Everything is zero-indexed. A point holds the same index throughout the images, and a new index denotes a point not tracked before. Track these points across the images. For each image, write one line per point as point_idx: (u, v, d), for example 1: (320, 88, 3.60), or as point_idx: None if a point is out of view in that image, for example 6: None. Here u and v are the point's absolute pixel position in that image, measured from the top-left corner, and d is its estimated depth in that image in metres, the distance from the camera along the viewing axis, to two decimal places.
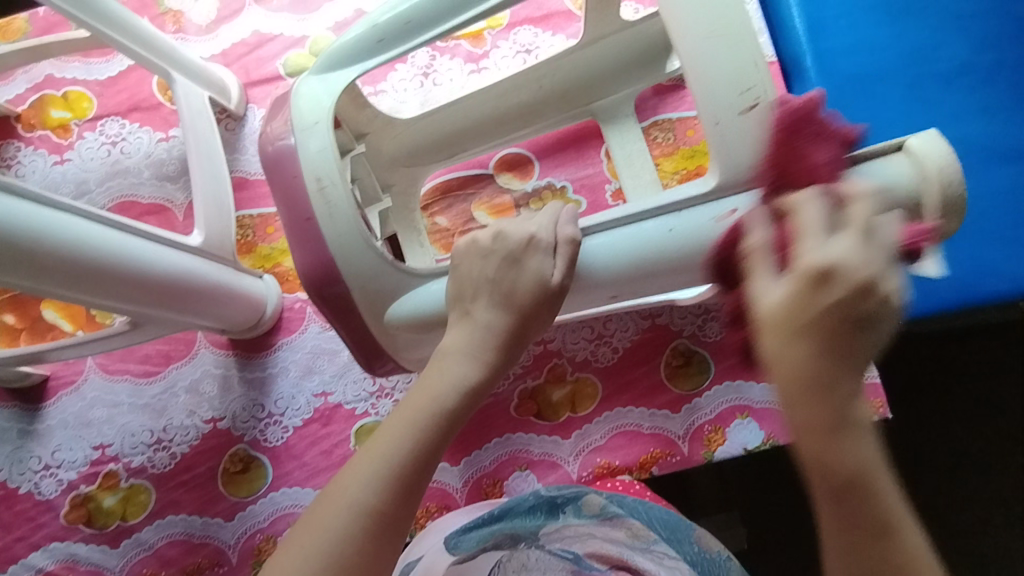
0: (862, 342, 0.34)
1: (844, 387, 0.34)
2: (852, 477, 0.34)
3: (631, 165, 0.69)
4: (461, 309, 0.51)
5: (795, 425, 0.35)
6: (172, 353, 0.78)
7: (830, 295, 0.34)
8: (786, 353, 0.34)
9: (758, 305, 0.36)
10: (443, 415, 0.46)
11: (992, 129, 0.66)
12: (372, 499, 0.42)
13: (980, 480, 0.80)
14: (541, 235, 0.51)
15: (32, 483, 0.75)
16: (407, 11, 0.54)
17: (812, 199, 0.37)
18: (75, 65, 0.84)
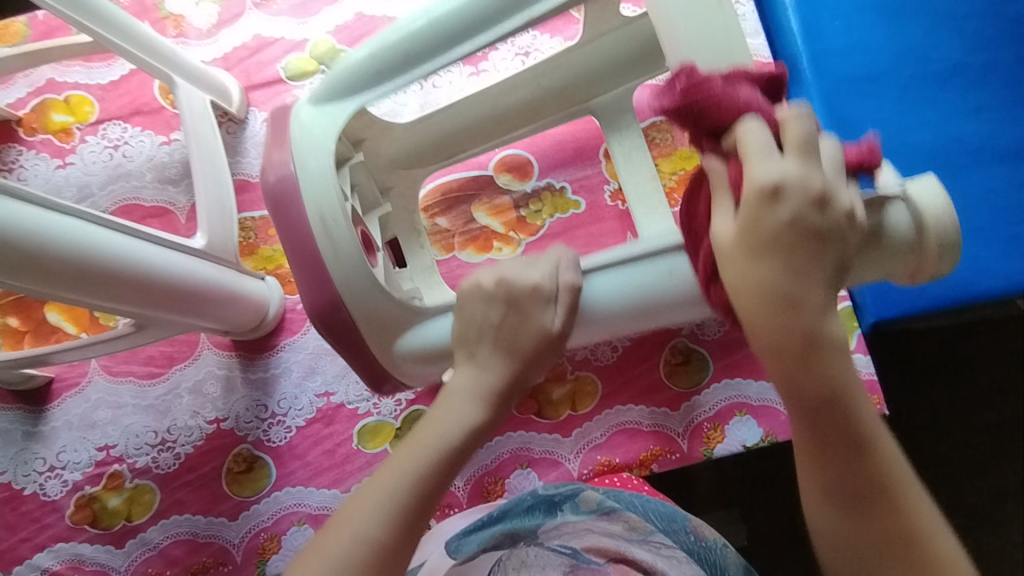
0: (813, 254, 0.42)
1: (806, 306, 0.42)
2: (825, 393, 0.43)
3: (631, 162, 0.70)
4: (468, 351, 0.54)
5: (763, 352, 0.43)
6: (176, 354, 0.78)
7: (779, 211, 0.41)
8: (750, 279, 0.42)
9: (720, 232, 0.43)
10: (448, 453, 0.50)
11: (986, 128, 0.67)
12: (373, 533, 0.46)
13: (975, 473, 0.82)
14: (544, 283, 0.53)
15: (37, 484, 0.76)
16: (404, 43, 0.55)
17: (753, 123, 0.41)
18: (77, 70, 0.85)
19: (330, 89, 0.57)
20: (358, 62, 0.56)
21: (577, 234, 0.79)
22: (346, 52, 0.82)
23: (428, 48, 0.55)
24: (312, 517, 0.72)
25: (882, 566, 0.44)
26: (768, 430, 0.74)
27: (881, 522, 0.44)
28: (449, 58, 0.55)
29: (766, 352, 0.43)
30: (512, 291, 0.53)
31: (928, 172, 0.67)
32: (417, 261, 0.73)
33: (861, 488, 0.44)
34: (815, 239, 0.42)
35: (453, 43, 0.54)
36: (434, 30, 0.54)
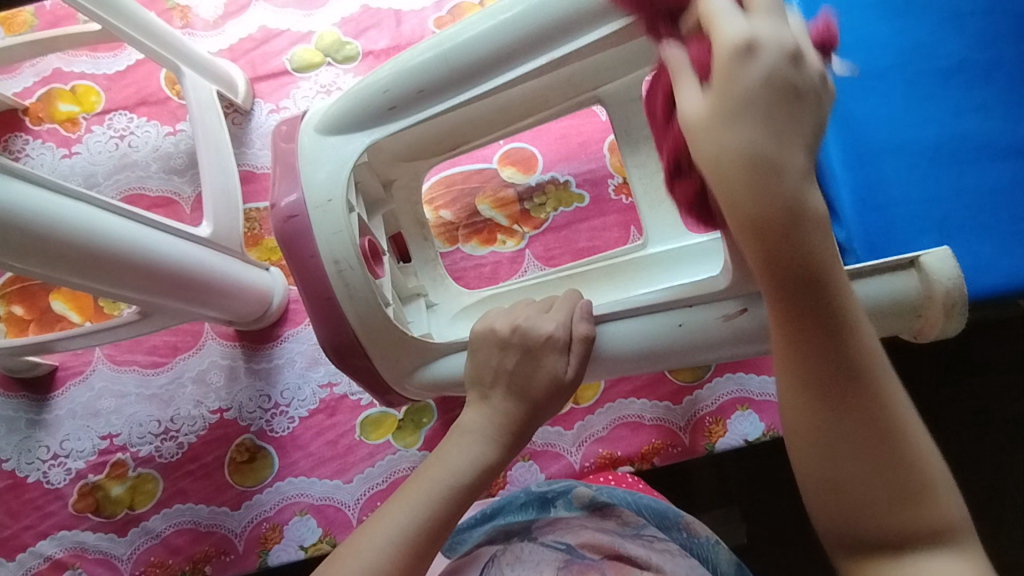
0: (792, 113, 0.37)
1: (789, 169, 0.37)
2: (808, 264, 0.37)
3: (637, 151, 0.72)
4: (480, 392, 0.52)
5: (740, 221, 0.37)
6: (179, 344, 0.79)
7: (752, 68, 0.37)
8: (727, 146, 0.37)
9: (684, 106, 0.38)
10: (460, 489, 0.47)
11: (990, 125, 0.68)
12: (379, 564, 0.44)
13: (977, 472, 0.81)
14: (557, 334, 0.52)
15: (41, 472, 0.76)
16: (416, 80, 0.55)
17: None
18: (84, 60, 0.85)
19: (337, 108, 0.58)
20: (369, 95, 0.57)
21: (580, 228, 0.79)
22: (352, 43, 0.83)
23: (439, 85, 0.55)
24: (314, 507, 0.72)
25: (862, 474, 0.38)
26: (769, 424, 0.74)
27: (865, 427, 0.38)
28: (463, 96, 0.55)
29: (743, 215, 0.37)
30: (526, 339, 0.52)
31: (931, 167, 0.67)
32: (421, 255, 0.75)
33: (838, 372, 0.38)
34: (793, 96, 0.37)
35: (466, 81, 0.55)
36: (448, 68, 0.55)
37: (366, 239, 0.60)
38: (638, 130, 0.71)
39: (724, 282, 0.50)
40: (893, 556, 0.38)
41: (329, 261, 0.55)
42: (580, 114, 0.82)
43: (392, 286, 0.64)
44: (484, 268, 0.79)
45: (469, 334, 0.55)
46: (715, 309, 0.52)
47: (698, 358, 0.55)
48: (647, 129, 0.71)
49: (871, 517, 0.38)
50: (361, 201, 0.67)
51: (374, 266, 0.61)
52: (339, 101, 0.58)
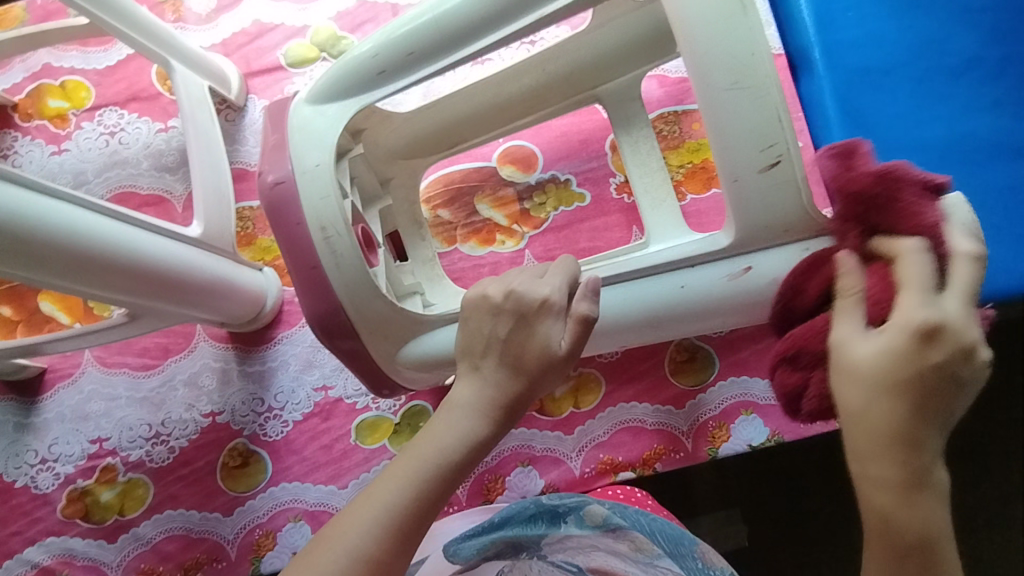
0: (944, 403, 0.37)
1: (926, 450, 0.37)
2: (916, 534, 0.38)
3: (638, 152, 0.69)
4: (471, 363, 0.47)
5: (865, 475, 0.39)
6: (171, 346, 0.77)
7: (930, 354, 0.36)
8: (873, 410, 0.38)
9: (843, 352, 0.39)
10: (449, 468, 0.43)
11: (1002, 123, 0.66)
12: (365, 547, 0.40)
13: (982, 478, 0.80)
14: (554, 297, 0.46)
15: (29, 476, 0.74)
16: (408, 43, 0.54)
17: (917, 251, 0.39)
18: (74, 54, 0.83)
19: (326, 87, 0.56)
20: (359, 59, 0.55)
21: (580, 228, 0.77)
22: (348, 38, 0.81)
23: (431, 46, 0.53)
24: (308, 513, 0.71)
25: None
26: (774, 429, 0.71)
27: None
28: (453, 58, 0.54)
29: (869, 474, 0.38)
30: (521, 304, 0.47)
31: (939, 167, 0.65)
32: (418, 253, 0.71)
33: None
34: (952, 391, 0.37)
35: (456, 43, 0.53)
36: (437, 29, 0.53)
37: (360, 226, 0.61)
38: (640, 126, 0.69)
39: (726, 239, 0.51)
40: None
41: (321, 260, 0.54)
42: (582, 112, 0.80)
43: (386, 278, 0.62)
44: (482, 269, 0.77)
45: (461, 302, 0.50)
46: (718, 267, 0.51)
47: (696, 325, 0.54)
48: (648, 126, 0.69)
49: None
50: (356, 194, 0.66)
51: (369, 255, 0.60)
52: (330, 70, 0.56)
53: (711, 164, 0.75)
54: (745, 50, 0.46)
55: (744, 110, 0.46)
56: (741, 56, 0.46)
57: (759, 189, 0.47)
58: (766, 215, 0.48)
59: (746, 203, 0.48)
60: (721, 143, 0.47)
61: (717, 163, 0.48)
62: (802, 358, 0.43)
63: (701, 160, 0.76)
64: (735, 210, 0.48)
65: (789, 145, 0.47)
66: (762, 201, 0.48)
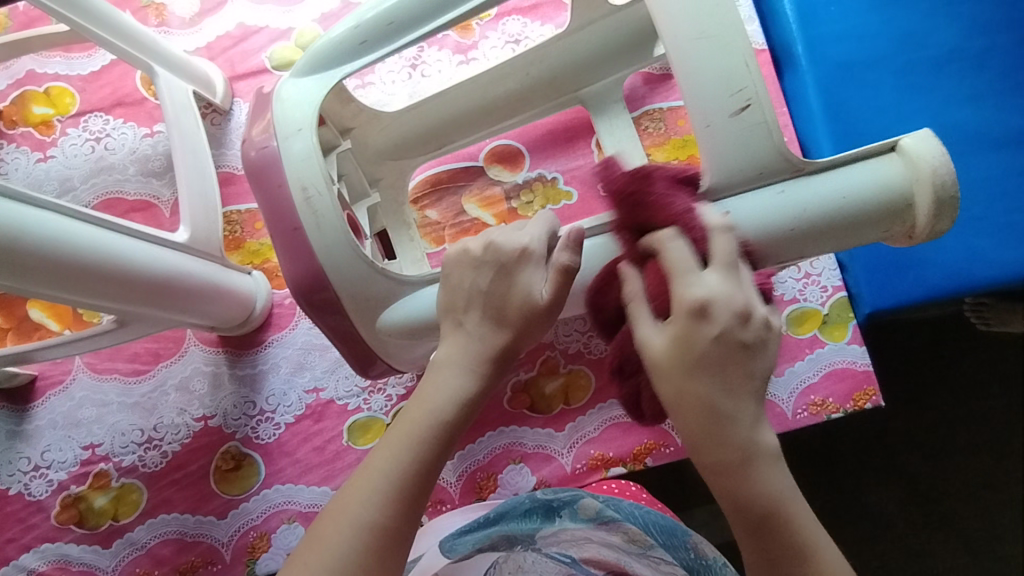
0: (743, 372, 0.39)
1: (741, 426, 0.39)
2: (766, 511, 0.39)
3: (622, 150, 0.69)
4: (453, 320, 0.48)
5: (706, 465, 0.40)
6: (161, 351, 0.77)
7: (706, 329, 0.39)
8: (687, 398, 0.39)
9: (646, 351, 0.40)
10: (440, 427, 0.44)
11: (983, 115, 0.66)
12: (369, 516, 0.42)
13: (971, 466, 0.82)
14: (533, 246, 0.47)
15: (22, 483, 0.74)
16: (386, 13, 0.54)
17: (674, 238, 0.41)
18: (57, 61, 0.82)
19: (308, 75, 0.56)
20: (339, 33, 0.55)
21: (569, 226, 0.78)
22: None
23: (408, 20, 0.54)
24: (302, 515, 0.71)
25: None
26: None
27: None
28: (428, 28, 0.54)
29: (709, 463, 0.40)
30: (500, 256, 0.47)
31: None
32: (406, 252, 0.70)
33: None
34: (744, 352, 0.39)
35: (430, 14, 0.54)
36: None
37: (346, 212, 0.63)
38: (623, 127, 0.69)
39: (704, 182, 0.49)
40: None
41: None
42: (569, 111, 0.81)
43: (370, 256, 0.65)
44: None
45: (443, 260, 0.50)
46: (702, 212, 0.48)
47: None
48: (630, 125, 0.69)
49: None
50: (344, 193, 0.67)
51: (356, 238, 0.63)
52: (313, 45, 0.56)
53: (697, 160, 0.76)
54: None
55: (713, 59, 0.46)
56: (708, 23, 0.47)
57: (729, 134, 0.47)
58: (742, 157, 0.47)
59: (717, 148, 0.47)
60: (692, 93, 0.47)
61: (687, 113, 0.48)
62: (627, 366, 0.45)
63: (686, 157, 0.76)
64: (709, 157, 0.48)
65: (758, 90, 0.47)
66: (737, 146, 0.47)
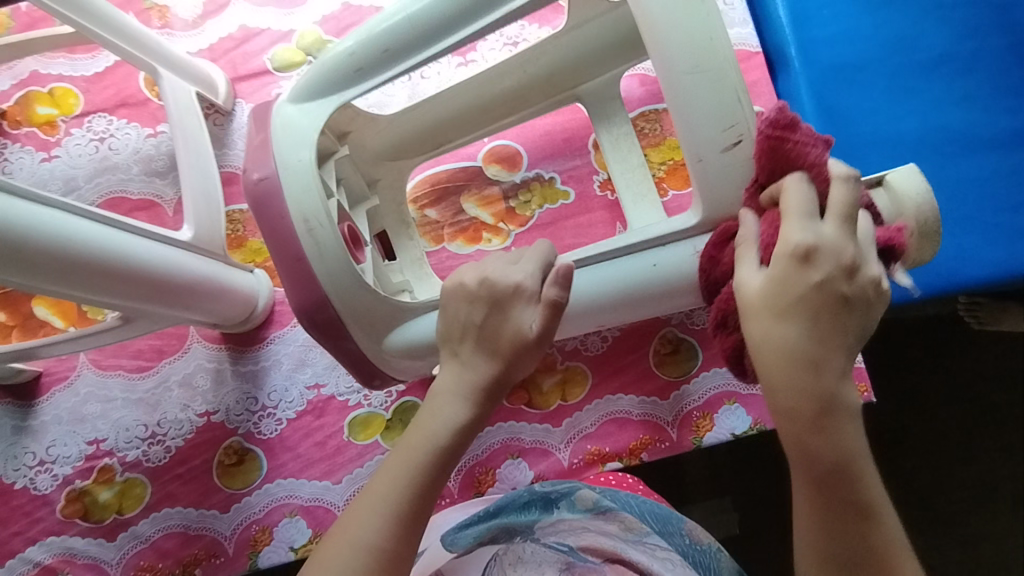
0: (838, 319, 0.42)
1: (827, 374, 0.41)
2: (835, 467, 0.42)
3: (618, 150, 0.70)
4: (451, 349, 0.51)
5: (776, 409, 0.42)
6: (164, 348, 0.78)
7: (810, 274, 0.41)
8: (772, 337, 0.42)
9: (742, 290, 0.44)
10: (438, 453, 0.47)
11: (971, 117, 0.68)
12: (373, 540, 0.44)
13: (962, 462, 0.83)
14: (527, 284, 0.49)
15: (28, 478, 0.75)
16: (384, 39, 0.55)
17: (795, 184, 0.44)
18: (61, 61, 0.83)
19: (306, 93, 0.57)
20: (337, 57, 0.56)
21: (565, 225, 0.79)
22: (334, 42, 0.82)
23: (406, 43, 0.55)
24: (303, 509, 0.72)
25: None
26: (757, 418, 0.74)
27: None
28: (426, 55, 0.55)
29: (780, 407, 0.42)
30: (494, 291, 0.49)
31: (913, 159, 0.67)
32: (406, 253, 0.72)
33: (861, 558, 0.43)
34: (841, 304, 0.42)
35: (430, 38, 0.55)
36: (410, 26, 0.55)
37: (346, 225, 0.62)
38: (618, 123, 0.70)
39: (694, 217, 0.51)
40: None
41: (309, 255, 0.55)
42: (566, 111, 0.82)
43: (373, 272, 0.64)
44: None
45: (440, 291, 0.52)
46: (686, 246, 0.53)
47: (666, 306, 0.56)
48: (626, 124, 0.70)
49: None
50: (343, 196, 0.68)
51: (356, 252, 0.62)
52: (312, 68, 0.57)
53: None
54: (704, 32, 0.47)
55: (704, 92, 0.48)
56: (701, 52, 0.47)
57: (722, 167, 0.49)
58: (734, 192, 0.49)
59: (710, 181, 0.49)
60: (685, 127, 0.48)
61: (681, 145, 0.49)
62: (729, 320, 0.48)
63: (681, 158, 0.77)
64: (701, 191, 0.50)
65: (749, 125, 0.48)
66: (728, 181, 0.49)
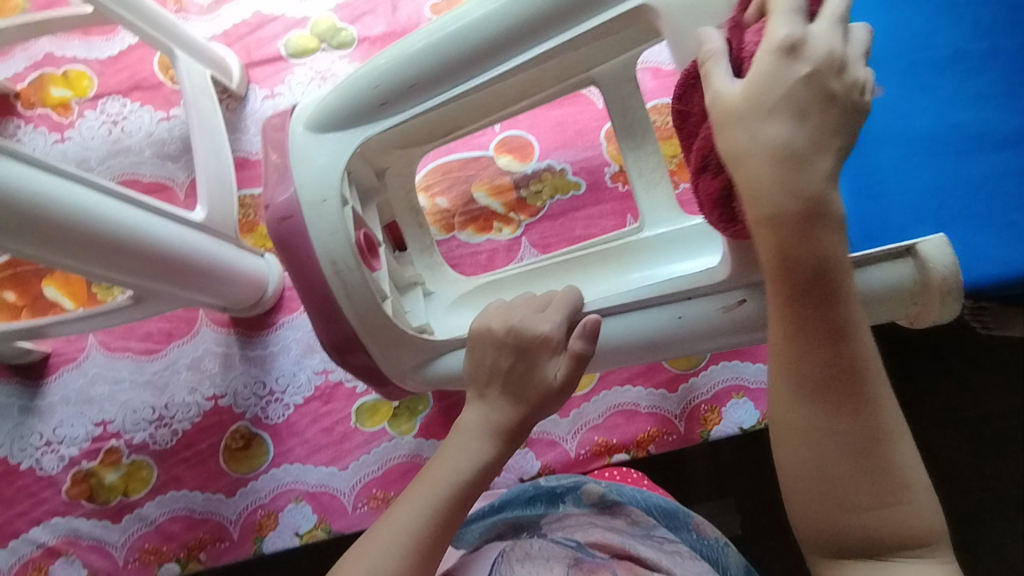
0: (828, 115, 0.38)
1: (811, 173, 0.37)
2: (815, 275, 0.38)
3: (633, 137, 0.68)
4: (477, 389, 0.51)
5: (758, 217, 0.39)
6: (173, 330, 0.78)
7: (796, 66, 0.38)
8: (752, 138, 0.38)
9: (721, 96, 0.39)
10: (462, 489, 0.47)
11: (987, 114, 0.62)
12: (389, 565, 0.44)
13: (987, 467, 0.80)
14: (553, 334, 0.49)
15: (34, 459, 0.75)
16: (411, 74, 0.52)
17: None
18: (76, 44, 0.84)
19: (325, 122, 0.55)
20: (359, 90, 0.54)
21: (576, 216, 0.79)
22: (348, 30, 0.83)
23: (432, 77, 0.52)
24: (309, 495, 0.72)
25: (849, 478, 0.39)
26: (764, 412, 0.74)
27: (856, 427, 0.39)
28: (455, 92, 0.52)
29: (762, 214, 0.38)
30: (522, 339, 0.50)
31: (930, 158, 0.60)
32: (416, 241, 0.73)
33: (840, 380, 0.39)
34: (829, 100, 0.38)
35: (461, 72, 0.52)
36: (437, 62, 0.51)
37: (363, 232, 0.58)
38: (634, 110, 0.67)
39: (721, 275, 0.51)
40: (870, 554, 0.40)
41: (315, 229, 0.54)
42: (577, 102, 0.82)
43: (388, 279, 0.62)
44: (480, 256, 0.79)
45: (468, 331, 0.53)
46: (712, 301, 0.52)
47: (696, 349, 0.55)
48: (643, 109, 0.67)
49: (849, 514, 0.40)
50: (353, 193, 0.63)
51: (372, 260, 0.59)
52: (333, 95, 0.55)
53: None
54: None
55: None
56: None
57: None
58: None
59: None
60: None
61: None
62: (710, 163, 0.43)
63: None
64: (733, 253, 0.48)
65: None
66: None
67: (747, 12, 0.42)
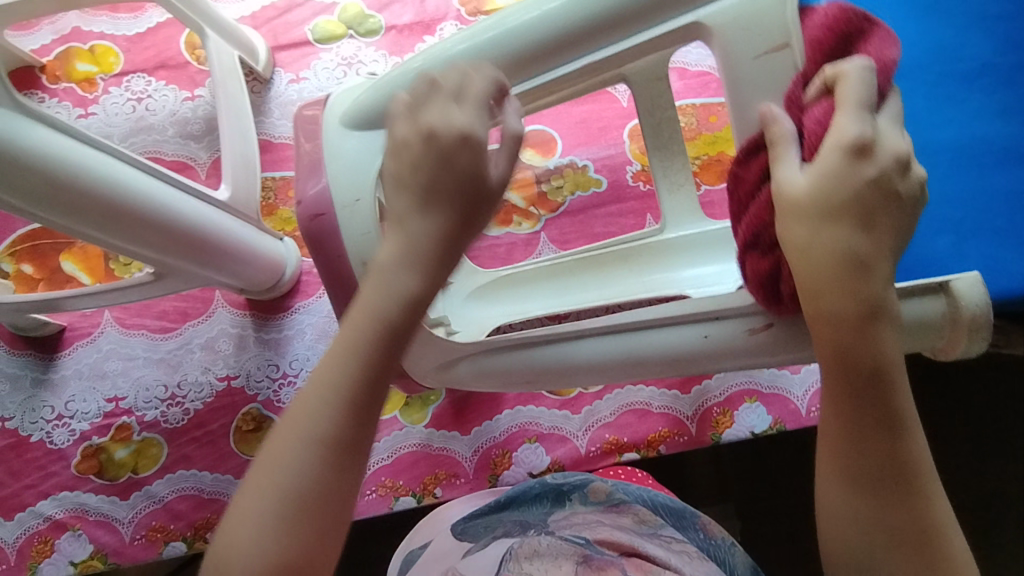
0: (888, 216, 0.40)
1: (872, 273, 0.40)
2: (872, 372, 0.40)
3: (659, 135, 0.66)
4: (395, 214, 0.42)
5: (818, 312, 0.41)
6: (189, 310, 0.78)
7: (864, 168, 0.39)
8: (817, 235, 0.40)
9: (787, 187, 0.41)
10: (384, 329, 0.41)
11: (1013, 130, 0.61)
12: (319, 426, 0.39)
13: (1000, 484, 0.79)
14: (474, 131, 0.41)
15: (44, 432, 0.75)
16: None
17: (855, 72, 0.40)
18: (103, 19, 0.84)
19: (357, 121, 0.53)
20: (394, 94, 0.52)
21: (596, 213, 0.79)
22: (376, 17, 0.83)
23: None
24: None
25: (899, 567, 0.40)
26: (776, 417, 0.74)
27: (908, 518, 0.40)
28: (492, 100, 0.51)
29: (822, 311, 0.40)
30: (438, 143, 0.41)
31: (954, 172, 0.60)
32: None
33: (892, 472, 0.40)
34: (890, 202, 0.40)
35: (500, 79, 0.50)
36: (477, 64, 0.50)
37: None
38: (663, 110, 0.65)
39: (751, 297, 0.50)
40: None
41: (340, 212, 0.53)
42: (601, 99, 0.83)
43: None
44: (499, 248, 0.79)
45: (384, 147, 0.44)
46: (739, 323, 0.52)
47: (721, 366, 0.55)
48: (672, 110, 0.65)
49: None
50: None
51: None
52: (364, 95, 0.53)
53: (726, 155, 0.78)
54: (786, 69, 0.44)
55: None
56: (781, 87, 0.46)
57: None
58: None
59: None
60: None
61: None
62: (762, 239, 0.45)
63: (716, 152, 0.78)
64: None
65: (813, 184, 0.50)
66: None
67: (807, 91, 0.42)
